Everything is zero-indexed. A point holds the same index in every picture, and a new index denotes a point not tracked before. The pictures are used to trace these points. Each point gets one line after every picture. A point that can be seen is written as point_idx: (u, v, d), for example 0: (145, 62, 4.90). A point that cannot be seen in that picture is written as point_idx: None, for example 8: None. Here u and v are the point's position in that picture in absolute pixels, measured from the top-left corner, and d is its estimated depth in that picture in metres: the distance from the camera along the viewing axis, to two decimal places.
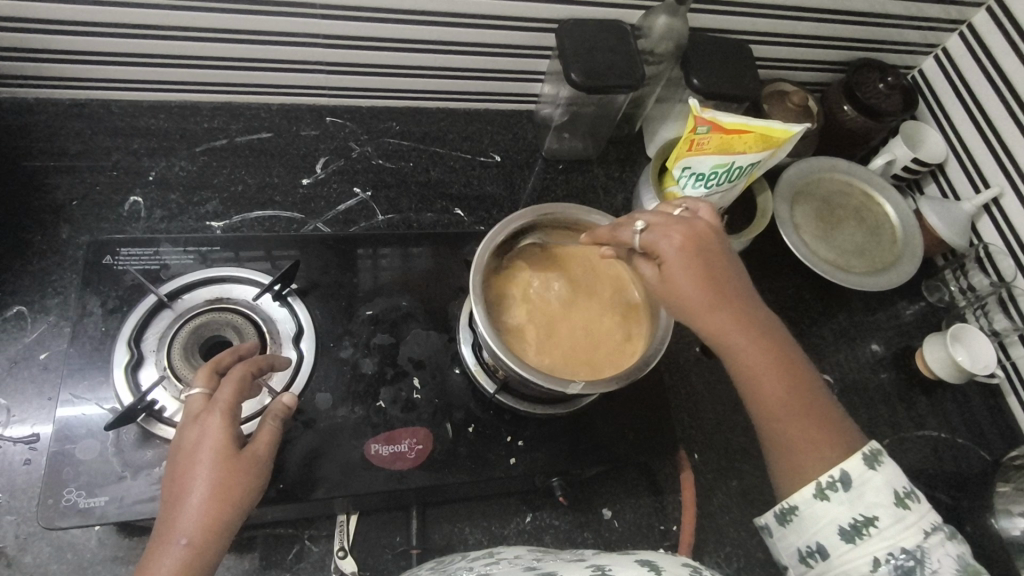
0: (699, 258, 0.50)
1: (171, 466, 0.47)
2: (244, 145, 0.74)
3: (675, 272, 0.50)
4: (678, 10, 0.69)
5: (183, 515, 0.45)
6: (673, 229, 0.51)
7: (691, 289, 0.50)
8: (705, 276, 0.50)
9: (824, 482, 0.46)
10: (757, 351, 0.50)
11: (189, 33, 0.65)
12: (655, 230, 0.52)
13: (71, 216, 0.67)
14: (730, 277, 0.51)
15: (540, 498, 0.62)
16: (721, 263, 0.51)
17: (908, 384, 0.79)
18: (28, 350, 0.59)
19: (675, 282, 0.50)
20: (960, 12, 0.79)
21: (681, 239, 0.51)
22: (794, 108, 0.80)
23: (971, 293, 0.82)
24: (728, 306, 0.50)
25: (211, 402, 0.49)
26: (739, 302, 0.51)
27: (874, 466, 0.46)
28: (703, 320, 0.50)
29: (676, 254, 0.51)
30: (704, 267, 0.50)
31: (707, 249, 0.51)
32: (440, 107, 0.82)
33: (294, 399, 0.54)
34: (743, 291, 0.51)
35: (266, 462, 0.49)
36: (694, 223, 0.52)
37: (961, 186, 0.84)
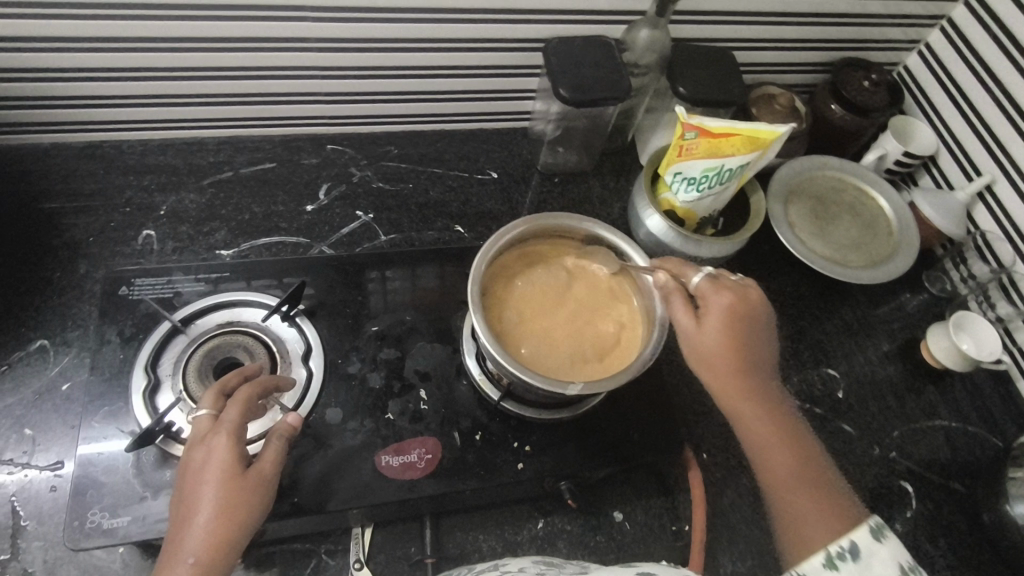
0: (737, 327, 0.53)
1: (178, 487, 0.48)
2: (249, 176, 0.77)
3: (710, 325, 0.53)
4: (659, 23, 0.72)
5: (191, 533, 0.46)
6: (726, 290, 0.54)
7: (715, 353, 0.53)
8: (737, 338, 0.53)
9: (833, 551, 0.44)
10: (765, 421, 0.53)
11: (194, 73, 0.68)
12: (714, 284, 0.55)
13: (89, 252, 0.70)
14: (755, 348, 0.54)
15: (551, 504, 0.63)
16: (753, 333, 0.54)
17: (915, 375, 0.79)
18: (51, 382, 0.61)
19: (704, 335, 0.53)
20: (938, 7, 0.81)
21: (730, 302, 0.53)
22: (781, 110, 0.82)
23: (972, 281, 0.81)
24: (740, 370, 0.53)
25: (217, 423, 0.50)
26: (756, 374, 0.54)
27: (880, 538, 0.44)
28: (720, 382, 0.53)
29: (717, 316, 0.53)
30: (732, 328, 0.53)
31: (748, 317, 0.54)
32: (436, 129, 0.84)
33: (299, 419, 0.55)
34: (768, 370, 0.55)
35: (271, 482, 0.50)
36: (748, 293, 0.55)
37: (955, 177, 0.85)
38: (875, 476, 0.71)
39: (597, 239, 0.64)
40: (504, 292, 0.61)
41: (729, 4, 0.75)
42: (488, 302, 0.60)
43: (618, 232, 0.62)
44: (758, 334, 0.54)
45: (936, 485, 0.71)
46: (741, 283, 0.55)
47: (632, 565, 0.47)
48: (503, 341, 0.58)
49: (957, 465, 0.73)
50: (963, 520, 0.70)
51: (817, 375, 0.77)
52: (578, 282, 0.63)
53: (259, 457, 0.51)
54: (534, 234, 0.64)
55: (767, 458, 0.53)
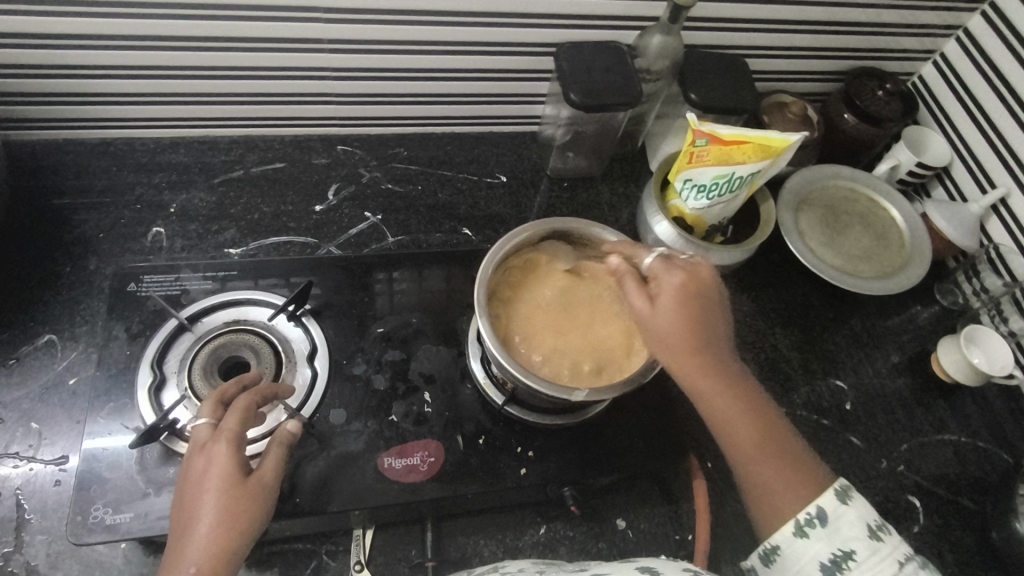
0: (688, 303, 0.53)
1: (179, 498, 0.48)
2: (259, 176, 0.77)
3: (664, 305, 0.53)
4: (672, 30, 0.71)
5: (193, 541, 0.45)
6: (675, 270, 0.54)
7: (671, 332, 0.52)
8: (690, 316, 0.52)
9: (802, 518, 0.47)
10: (727, 394, 0.51)
11: (208, 72, 0.68)
12: (663, 264, 0.55)
13: (99, 248, 0.70)
14: (710, 323, 0.53)
15: (554, 510, 0.62)
16: (705, 308, 0.53)
17: (925, 388, 0.78)
18: (59, 376, 0.62)
19: (658, 316, 0.53)
20: (955, 17, 0.81)
21: (680, 282, 0.53)
22: (793, 118, 0.81)
23: (985, 295, 0.81)
24: (696, 345, 0.52)
25: (216, 431, 0.51)
26: (711, 347, 0.52)
27: (845, 500, 0.47)
28: (679, 359, 0.52)
29: (669, 295, 0.53)
30: (684, 304, 0.52)
31: (699, 293, 0.53)
32: (446, 132, 0.84)
33: (298, 427, 0.55)
34: (725, 342, 0.54)
35: (272, 489, 0.50)
36: (697, 269, 0.54)
37: (968, 189, 0.84)
38: (882, 489, 0.70)
39: (606, 244, 0.63)
40: (510, 295, 0.61)
41: (744, 11, 0.75)
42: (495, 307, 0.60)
43: (627, 239, 0.61)
44: (711, 309, 0.53)
45: (944, 501, 0.70)
46: (690, 261, 0.55)
47: (635, 562, 0.48)
48: (508, 345, 0.58)
49: (967, 480, 0.72)
50: (972, 537, 0.69)
51: (825, 386, 0.76)
52: (583, 283, 0.63)
53: (259, 466, 0.51)
54: (542, 238, 0.64)
55: (732, 432, 0.51)
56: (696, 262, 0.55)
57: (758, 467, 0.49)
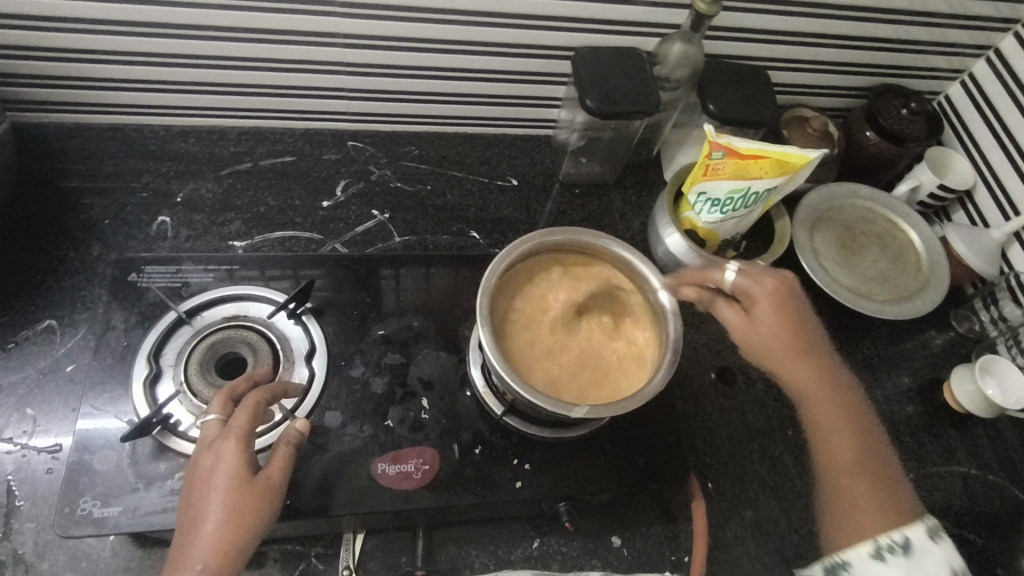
0: (783, 307, 0.60)
1: (186, 493, 0.48)
2: (268, 168, 0.77)
3: (762, 314, 0.60)
4: (693, 38, 0.69)
5: (198, 539, 0.45)
6: (766, 279, 0.61)
7: (774, 340, 0.59)
8: (788, 323, 0.59)
9: (884, 542, 0.47)
10: (831, 406, 0.57)
11: (221, 62, 0.68)
12: (748, 278, 0.61)
13: (103, 235, 0.69)
14: (807, 329, 0.60)
15: (549, 524, 0.61)
16: (802, 317, 0.60)
17: (936, 417, 0.76)
18: (56, 363, 0.61)
19: (756, 324, 0.60)
20: (986, 37, 0.78)
21: (771, 289, 0.60)
22: (813, 133, 0.80)
23: (1002, 323, 0.79)
24: (805, 356, 0.59)
25: (226, 428, 0.50)
26: (821, 360, 0.59)
27: (936, 539, 0.46)
28: (789, 366, 0.59)
29: (767, 303, 0.60)
30: (790, 315, 0.60)
31: (793, 304, 0.60)
32: (459, 133, 0.83)
33: (307, 425, 0.55)
34: (824, 347, 0.60)
35: (281, 486, 0.49)
36: (783, 276, 0.62)
37: (991, 214, 0.82)
38: None
39: (613, 257, 0.63)
40: (510, 303, 0.60)
41: (768, 22, 0.73)
42: (495, 314, 0.59)
43: (636, 252, 0.61)
44: (804, 317, 0.60)
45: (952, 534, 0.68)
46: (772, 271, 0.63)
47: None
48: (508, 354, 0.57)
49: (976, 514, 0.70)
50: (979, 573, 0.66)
51: None
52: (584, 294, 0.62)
53: (267, 463, 0.50)
54: (547, 246, 0.63)
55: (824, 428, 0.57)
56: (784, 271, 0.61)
57: (840, 467, 0.54)
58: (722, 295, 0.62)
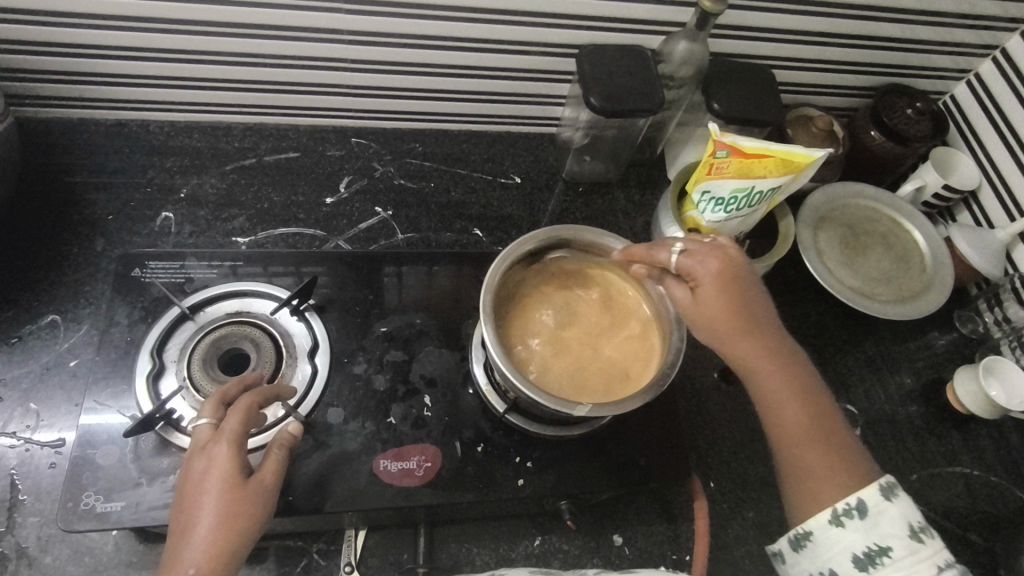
0: (730, 284, 0.53)
1: (179, 498, 0.47)
2: (272, 165, 0.77)
3: (705, 291, 0.53)
4: (698, 36, 0.68)
5: (192, 543, 0.45)
6: (710, 255, 0.53)
7: (716, 316, 0.52)
8: (734, 300, 0.52)
9: (841, 508, 0.47)
10: (774, 375, 0.52)
11: (225, 58, 0.68)
12: (692, 256, 0.54)
13: (107, 230, 0.70)
14: (754, 304, 0.53)
15: (550, 522, 0.61)
16: (747, 288, 0.53)
17: (939, 418, 0.75)
18: (59, 358, 0.61)
19: (703, 305, 0.53)
20: (993, 37, 0.78)
21: (717, 267, 0.53)
22: (818, 133, 0.80)
23: (1007, 325, 0.79)
24: (753, 333, 0.53)
25: (218, 432, 0.49)
26: (768, 334, 0.53)
27: (891, 497, 0.47)
28: (731, 344, 0.53)
29: (709, 279, 0.53)
30: (737, 292, 0.53)
31: (737, 275, 0.53)
32: (463, 130, 0.83)
33: (299, 428, 0.55)
34: (769, 318, 0.54)
35: (274, 489, 0.50)
36: (726, 248, 0.54)
37: (996, 215, 0.81)
38: None
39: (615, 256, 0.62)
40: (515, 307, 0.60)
41: (773, 21, 0.73)
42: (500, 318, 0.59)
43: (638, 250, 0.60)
44: (750, 290, 0.53)
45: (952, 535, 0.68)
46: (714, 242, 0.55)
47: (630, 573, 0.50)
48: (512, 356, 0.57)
49: (978, 516, 0.70)
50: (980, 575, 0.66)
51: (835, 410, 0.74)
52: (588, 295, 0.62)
53: (260, 467, 0.50)
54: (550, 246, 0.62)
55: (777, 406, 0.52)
56: (725, 242, 0.54)
57: (799, 444, 0.51)
58: (667, 273, 0.56)
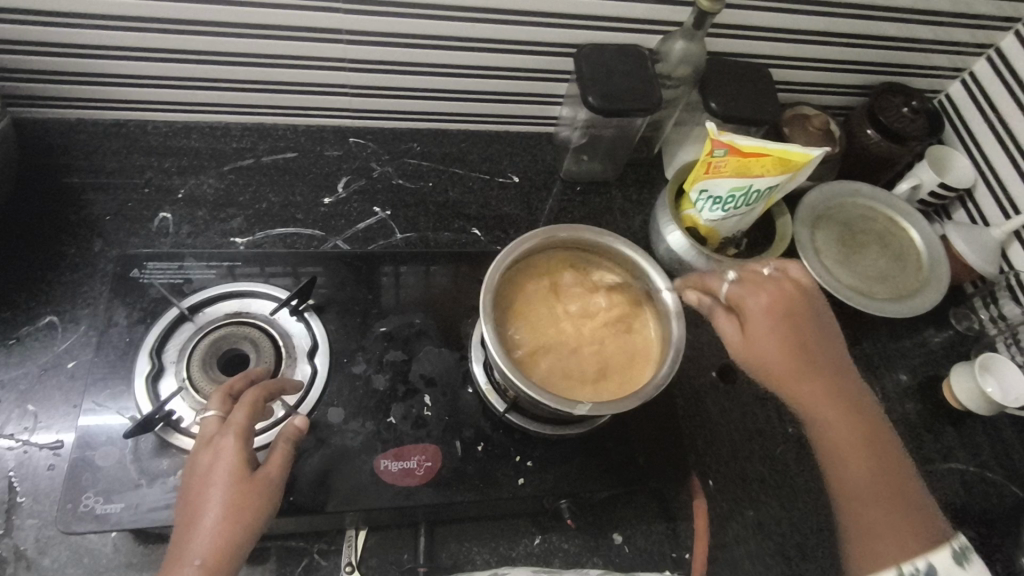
0: (782, 319, 0.58)
1: (186, 490, 0.48)
2: (270, 165, 0.76)
3: (756, 325, 0.58)
4: (695, 35, 0.69)
5: (198, 534, 0.45)
6: (760, 291, 0.60)
7: (770, 350, 0.58)
8: (787, 336, 0.58)
9: (909, 570, 0.46)
10: (833, 410, 0.56)
11: (224, 58, 0.68)
12: (746, 289, 0.60)
13: (105, 230, 0.69)
14: (810, 343, 0.58)
15: (550, 521, 0.61)
16: (804, 329, 0.59)
17: (935, 415, 0.76)
18: (57, 359, 0.61)
19: (757, 337, 0.58)
20: (988, 36, 0.78)
21: (766, 303, 0.59)
22: (815, 131, 0.80)
23: (1003, 322, 0.79)
24: (810, 372, 0.57)
25: (225, 424, 0.50)
26: (826, 373, 0.58)
27: (963, 563, 0.47)
28: (787, 378, 0.57)
29: (761, 313, 0.58)
30: (789, 329, 0.58)
31: (789, 310, 0.59)
32: (461, 129, 0.83)
33: (306, 423, 0.55)
34: (831, 364, 0.58)
35: (280, 483, 0.49)
36: (782, 285, 0.60)
37: (992, 213, 0.82)
38: None
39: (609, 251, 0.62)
40: (511, 307, 0.60)
41: (770, 20, 0.73)
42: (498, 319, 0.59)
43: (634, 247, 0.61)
44: (807, 330, 0.59)
45: None
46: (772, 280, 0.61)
47: None
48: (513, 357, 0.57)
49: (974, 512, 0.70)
50: None
51: None
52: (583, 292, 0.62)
53: (267, 460, 0.50)
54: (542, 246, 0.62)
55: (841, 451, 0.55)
56: (780, 282, 0.60)
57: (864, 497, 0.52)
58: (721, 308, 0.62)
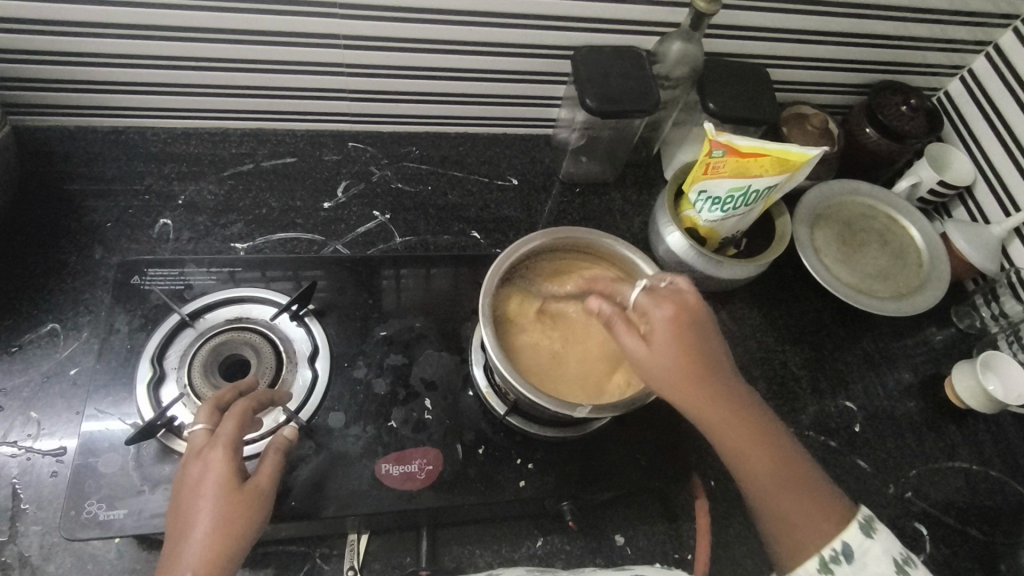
0: (683, 332, 0.49)
1: (176, 503, 0.47)
2: (269, 170, 0.77)
3: (661, 343, 0.49)
4: (692, 36, 0.69)
5: (188, 548, 0.44)
6: (664, 301, 0.50)
7: (672, 371, 0.48)
8: (690, 353, 0.49)
9: (828, 554, 0.46)
10: (734, 431, 0.49)
11: (222, 64, 0.68)
12: (649, 297, 0.51)
13: (105, 237, 0.70)
14: (712, 355, 0.50)
15: (552, 523, 0.62)
16: (706, 341, 0.49)
17: (938, 413, 0.76)
18: (60, 366, 0.61)
19: (656, 358, 0.49)
20: (985, 33, 0.78)
21: (671, 314, 0.49)
22: (812, 131, 0.80)
23: (1004, 320, 0.78)
24: (711, 389, 0.49)
25: (212, 437, 0.50)
26: (727, 388, 0.50)
27: (871, 534, 0.47)
28: (689, 402, 0.49)
29: (664, 329, 0.49)
30: (690, 344, 0.49)
31: (695, 325, 0.50)
32: (459, 132, 0.83)
33: (295, 433, 0.55)
34: (728, 371, 0.50)
35: (270, 493, 0.49)
36: (685, 296, 0.51)
37: (991, 210, 0.82)
38: (888, 516, 0.68)
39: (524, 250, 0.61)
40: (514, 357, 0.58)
41: (767, 20, 0.73)
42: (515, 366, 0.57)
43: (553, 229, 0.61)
44: (710, 345, 0.50)
45: (951, 530, 0.68)
46: (674, 287, 0.52)
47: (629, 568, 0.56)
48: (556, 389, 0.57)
49: (977, 509, 0.70)
50: (980, 569, 0.67)
51: (834, 406, 0.74)
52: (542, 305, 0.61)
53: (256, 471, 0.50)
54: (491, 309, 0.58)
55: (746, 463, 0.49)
56: (683, 287, 0.51)
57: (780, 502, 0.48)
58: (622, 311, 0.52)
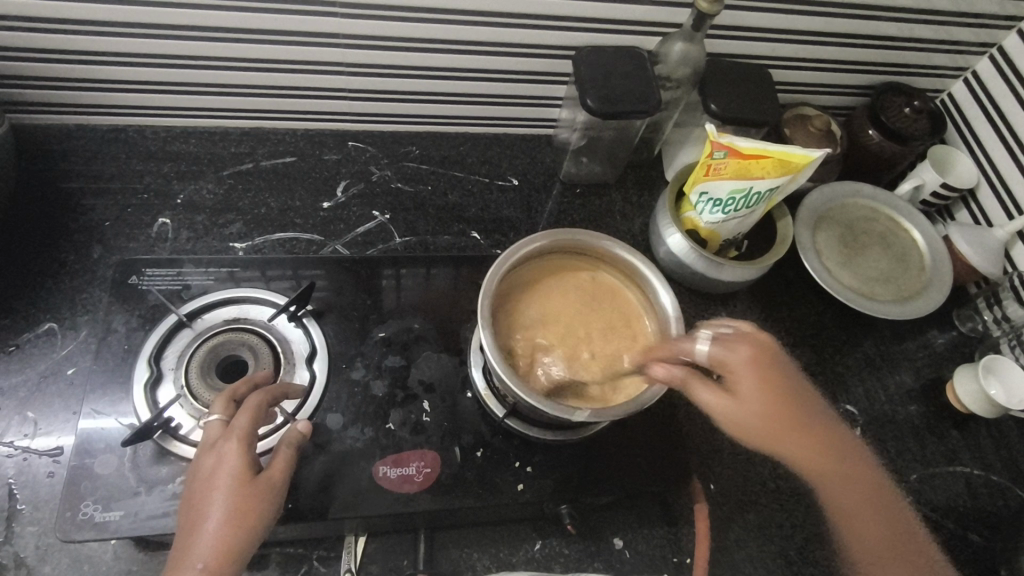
0: (767, 376, 0.52)
1: (189, 493, 0.47)
2: (269, 169, 0.76)
3: (748, 392, 0.51)
4: (694, 36, 0.68)
5: (200, 540, 0.44)
6: (740, 346, 0.52)
7: (765, 418, 0.51)
8: (779, 397, 0.52)
9: None
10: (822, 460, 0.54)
11: (223, 63, 0.67)
12: (722, 346, 0.53)
13: (103, 236, 0.69)
14: (795, 393, 0.53)
15: (550, 526, 0.61)
16: (786, 382, 0.53)
17: (939, 417, 0.75)
18: (57, 365, 0.61)
19: (746, 409, 0.51)
20: (989, 34, 0.77)
21: (751, 357, 0.52)
22: (814, 132, 0.79)
23: (1006, 324, 0.78)
24: (798, 427, 0.52)
25: (228, 429, 0.50)
26: (815, 422, 0.54)
27: None
28: (785, 443, 0.52)
29: (750, 377, 0.51)
30: (775, 387, 0.52)
31: (772, 365, 0.53)
32: (460, 132, 0.83)
33: (309, 427, 0.54)
34: (811, 404, 0.54)
35: (283, 486, 0.49)
36: (759, 338, 0.54)
37: (994, 213, 0.81)
38: None
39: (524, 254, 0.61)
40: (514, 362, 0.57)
41: (770, 21, 0.73)
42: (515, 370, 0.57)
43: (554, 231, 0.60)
44: (791, 383, 0.53)
45: (952, 535, 0.68)
46: (738, 330, 0.54)
47: None
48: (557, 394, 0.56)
49: (978, 515, 0.70)
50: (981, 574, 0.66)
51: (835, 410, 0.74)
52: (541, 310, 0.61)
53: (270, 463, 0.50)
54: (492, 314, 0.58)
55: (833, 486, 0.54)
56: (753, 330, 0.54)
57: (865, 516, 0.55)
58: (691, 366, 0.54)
